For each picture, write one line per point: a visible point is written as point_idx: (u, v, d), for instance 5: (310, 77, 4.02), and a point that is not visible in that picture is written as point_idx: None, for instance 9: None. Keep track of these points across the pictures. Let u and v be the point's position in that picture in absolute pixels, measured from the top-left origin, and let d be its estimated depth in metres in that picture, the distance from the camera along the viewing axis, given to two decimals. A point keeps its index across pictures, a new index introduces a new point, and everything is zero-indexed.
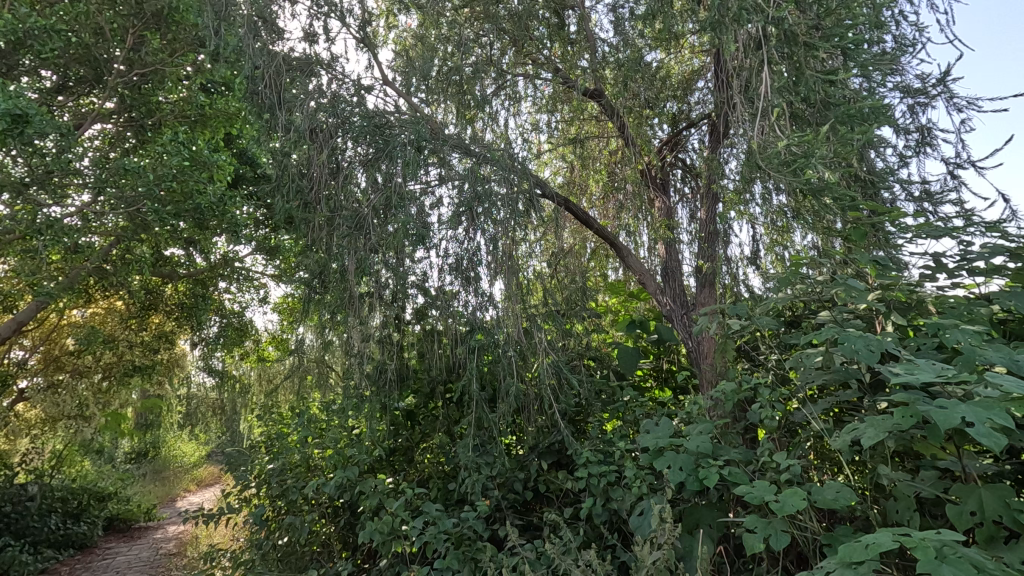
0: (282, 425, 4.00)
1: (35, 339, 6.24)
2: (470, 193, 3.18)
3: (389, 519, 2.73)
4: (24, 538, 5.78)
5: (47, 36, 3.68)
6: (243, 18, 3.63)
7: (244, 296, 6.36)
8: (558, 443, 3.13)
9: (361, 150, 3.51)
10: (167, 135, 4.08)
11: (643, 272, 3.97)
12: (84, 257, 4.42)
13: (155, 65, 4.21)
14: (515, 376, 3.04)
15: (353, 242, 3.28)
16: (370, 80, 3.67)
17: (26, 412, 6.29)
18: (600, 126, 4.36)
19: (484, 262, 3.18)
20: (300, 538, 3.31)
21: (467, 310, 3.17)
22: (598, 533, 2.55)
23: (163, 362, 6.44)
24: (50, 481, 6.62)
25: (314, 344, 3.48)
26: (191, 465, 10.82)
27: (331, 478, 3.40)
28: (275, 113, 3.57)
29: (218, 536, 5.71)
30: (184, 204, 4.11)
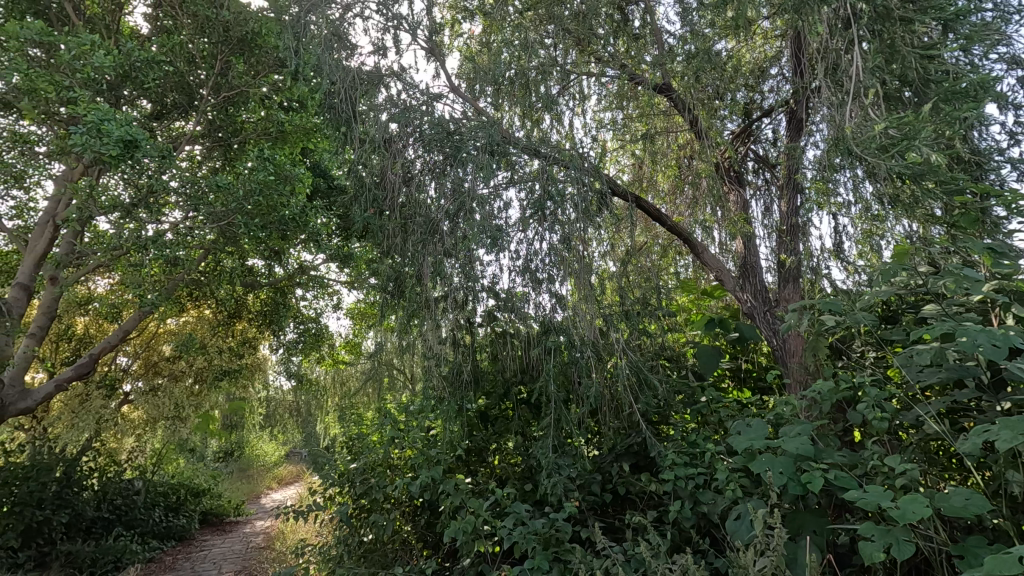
0: (361, 426, 4.14)
1: (137, 346, 6.81)
2: (542, 193, 3.23)
3: (474, 519, 2.77)
4: (134, 528, 6.29)
5: (147, 66, 4.07)
6: (319, 36, 3.82)
7: (318, 302, 6.62)
8: (638, 445, 3.07)
9: (431, 157, 3.59)
10: (253, 152, 4.36)
11: (720, 269, 3.79)
12: (180, 269, 4.77)
13: (240, 87, 4.49)
14: (593, 376, 3.02)
15: (428, 247, 3.39)
16: (439, 90, 3.76)
17: (130, 413, 6.76)
18: (669, 121, 4.26)
19: (555, 263, 3.17)
20: (384, 536, 3.41)
21: (540, 312, 3.18)
22: (687, 536, 2.49)
23: (248, 365, 6.88)
24: (153, 477, 7.16)
25: (391, 347, 3.60)
26: (272, 465, 11.47)
27: (410, 478, 3.49)
28: (353, 126, 3.75)
29: (303, 530, 6.03)
30: (271, 216, 4.39)
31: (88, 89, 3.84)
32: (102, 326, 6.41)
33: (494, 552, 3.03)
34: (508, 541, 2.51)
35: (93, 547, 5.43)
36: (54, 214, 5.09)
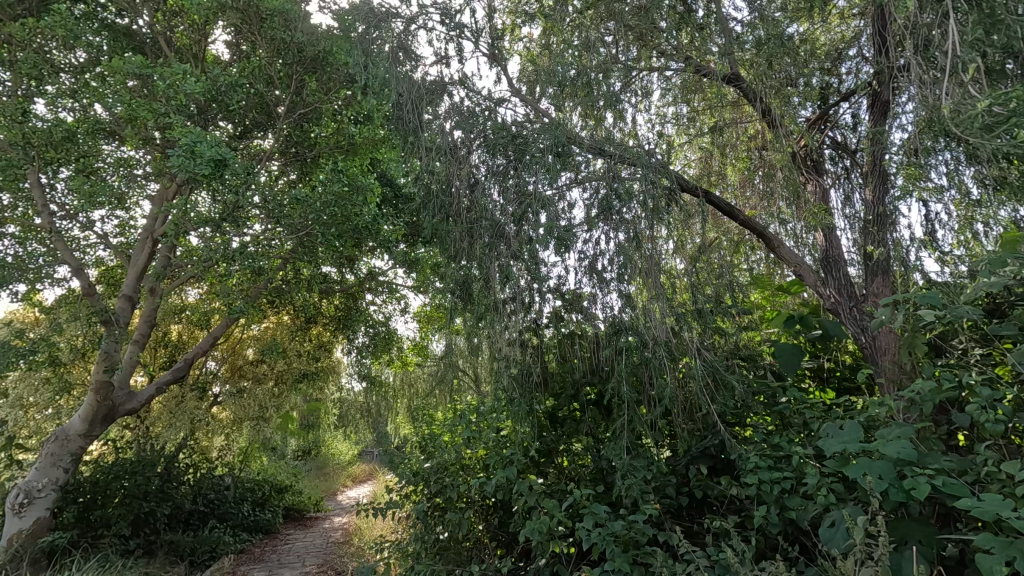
0: (433, 426, 4.24)
1: (223, 352, 7.26)
2: (608, 192, 3.22)
3: (550, 520, 2.78)
4: (226, 521, 6.75)
5: (231, 90, 4.36)
6: (386, 51, 3.98)
7: (387, 306, 6.77)
8: (715, 447, 2.98)
9: (496, 162, 3.65)
10: (328, 165, 4.58)
11: (798, 264, 3.66)
12: (263, 278, 5.06)
13: (314, 104, 4.75)
14: (667, 377, 2.96)
15: (496, 250, 3.43)
16: (502, 95, 3.84)
17: (220, 415, 7.27)
18: (737, 112, 4.13)
19: (623, 264, 3.14)
20: (460, 534, 3.48)
21: (611, 313, 3.15)
22: (774, 542, 2.40)
23: (322, 368, 7.22)
24: (241, 474, 7.65)
25: (461, 349, 3.68)
26: (347, 463, 11.98)
27: (482, 478, 3.54)
28: (419, 135, 3.85)
29: (379, 527, 6.25)
30: (346, 226, 4.61)
31: (180, 114, 4.16)
32: (194, 332, 6.90)
33: (569, 553, 3.03)
34: (587, 542, 2.50)
35: (191, 537, 5.91)
36: (152, 231, 5.52)
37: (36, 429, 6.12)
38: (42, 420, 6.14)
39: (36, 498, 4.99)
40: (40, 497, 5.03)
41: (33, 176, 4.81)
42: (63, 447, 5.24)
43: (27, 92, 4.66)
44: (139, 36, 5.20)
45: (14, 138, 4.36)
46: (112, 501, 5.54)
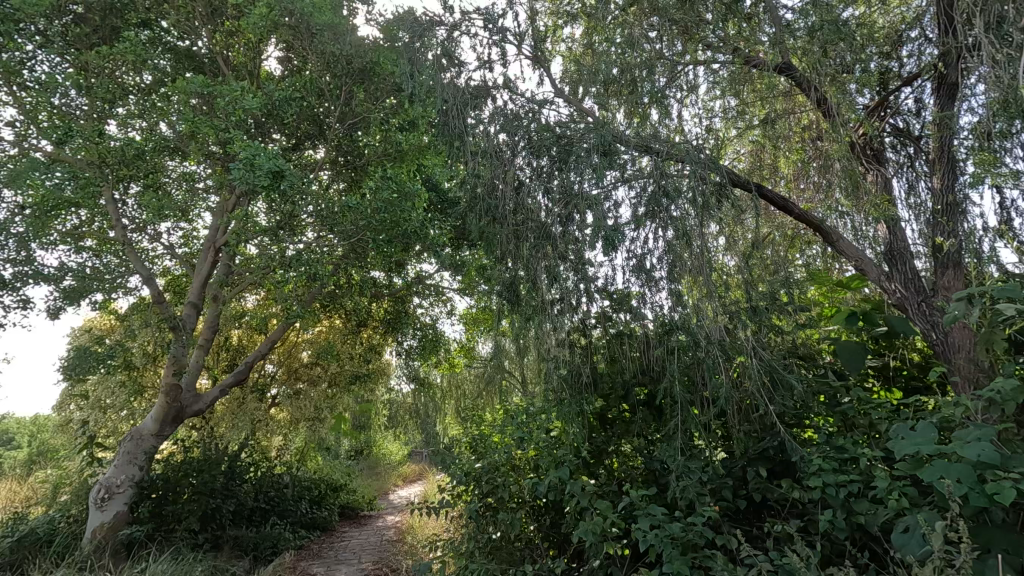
0: (482, 427, 4.28)
1: (280, 355, 7.60)
2: (656, 189, 3.18)
3: (605, 520, 2.76)
4: (286, 518, 7.03)
5: (285, 103, 4.55)
6: (431, 58, 4.07)
7: (434, 309, 6.91)
8: (774, 448, 2.89)
9: (541, 164, 3.67)
10: (378, 173, 4.71)
11: (860, 258, 3.46)
12: (317, 284, 5.24)
13: (363, 113, 4.91)
14: (722, 376, 2.89)
15: (542, 251, 3.45)
16: (545, 96, 3.86)
17: (278, 415, 7.61)
18: (789, 102, 3.99)
19: (672, 262, 3.09)
20: (512, 534, 3.50)
21: (662, 312, 3.11)
22: (840, 548, 2.32)
23: (374, 370, 7.42)
24: (298, 472, 7.87)
25: (510, 350, 3.72)
26: (397, 463, 12.24)
27: (534, 478, 3.56)
28: (465, 139, 3.90)
29: (431, 526, 6.36)
30: (396, 231, 4.72)
31: (239, 129, 4.38)
32: (253, 336, 7.24)
33: (623, 555, 3.01)
34: (644, 543, 2.47)
35: (255, 534, 6.18)
36: (214, 241, 5.81)
37: (114, 429, 6.54)
38: (119, 421, 6.56)
39: (116, 493, 5.35)
40: (119, 493, 5.39)
41: (108, 193, 5.15)
42: (138, 446, 5.60)
43: (101, 114, 5.00)
44: (199, 56, 5.51)
45: (91, 157, 4.68)
46: (182, 498, 5.86)
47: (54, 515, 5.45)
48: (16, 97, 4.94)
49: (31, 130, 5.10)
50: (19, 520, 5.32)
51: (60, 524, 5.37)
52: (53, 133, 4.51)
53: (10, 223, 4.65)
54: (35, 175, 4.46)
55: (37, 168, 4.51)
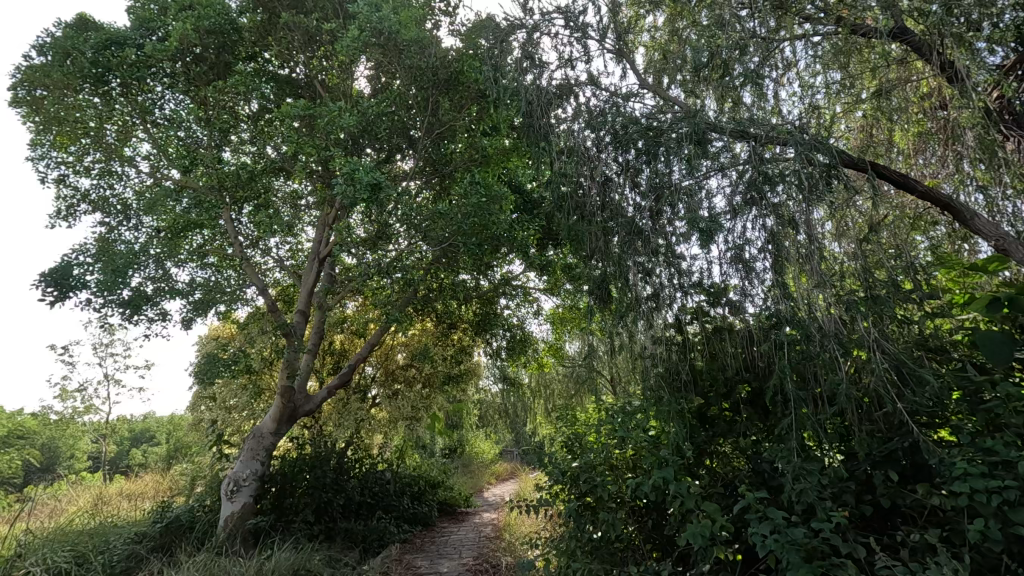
0: (576, 427, 4.25)
1: (377, 359, 7.95)
2: (755, 175, 3.04)
3: (716, 523, 2.65)
4: (391, 512, 7.30)
5: (379, 119, 4.80)
6: (514, 62, 4.13)
7: (521, 309, 6.93)
8: (902, 450, 2.64)
9: (628, 158, 3.60)
10: (467, 179, 4.83)
11: (1001, 236, 3.01)
12: (411, 289, 5.46)
13: (449, 122, 5.08)
14: (840, 372, 2.68)
15: (634, 247, 3.39)
16: (630, 89, 3.78)
17: (378, 415, 8.04)
18: (905, 70, 3.64)
19: (772, 252, 2.94)
20: (613, 534, 3.44)
21: (765, 304, 2.96)
22: (995, 561, 2.08)
23: (466, 371, 7.63)
24: (398, 469, 8.15)
25: (604, 348, 3.73)
26: (489, 461, 12.49)
27: (633, 477, 3.49)
28: (550, 140, 3.92)
29: (527, 524, 6.43)
30: (486, 235, 4.81)
31: (339, 146, 4.70)
32: (354, 340, 7.67)
33: (734, 560, 2.87)
34: (763, 549, 2.35)
35: (363, 526, 6.55)
36: (317, 253, 6.24)
37: (238, 428, 7.20)
38: (242, 421, 7.21)
39: (243, 486, 5.86)
40: (245, 486, 5.89)
41: (226, 214, 5.68)
42: (258, 443, 6.12)
43: (218, 143, 5.54)
44: (298, 81, 5.95)
45: (212, 182, 5.18)
46: (298, 491, 6.35)
47: (193, 504, 6.09)
48: (149, 133, 5.58)
49: (162, 162, 5.74)
50: (166, 507, 5.99)
51: (199, 512, 5.99)
52: (181, 163, 5.09)
53: (149, 245, 5.27)
54: (167, 202, 5.02)
55: (169, 197, 5.00)
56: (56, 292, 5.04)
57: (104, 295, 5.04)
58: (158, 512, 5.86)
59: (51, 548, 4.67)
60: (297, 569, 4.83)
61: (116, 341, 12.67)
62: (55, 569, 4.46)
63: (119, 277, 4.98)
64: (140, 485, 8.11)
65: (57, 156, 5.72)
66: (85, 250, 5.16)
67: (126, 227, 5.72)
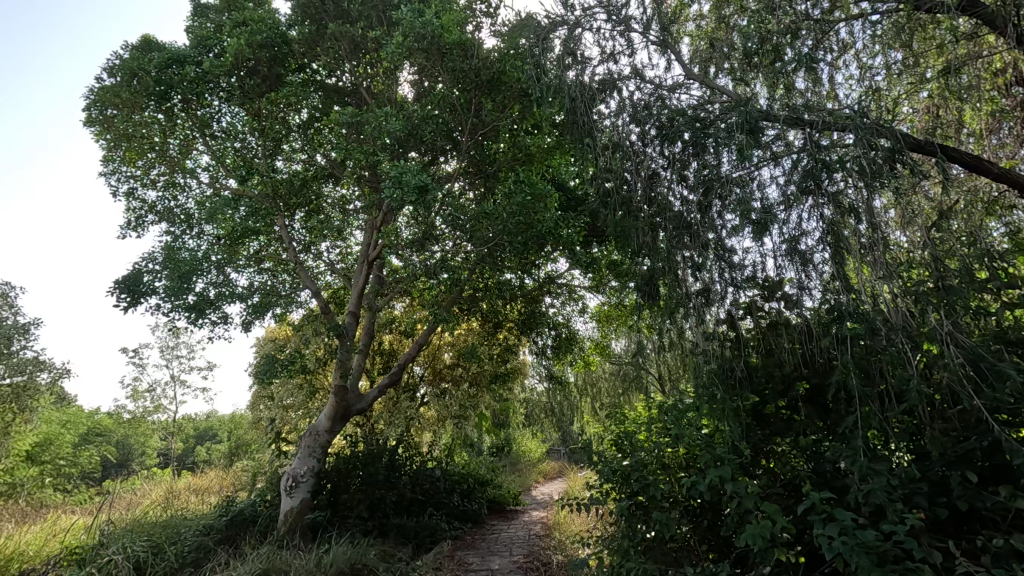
0: (626, 424, 4.20)
1: (425, 358, 8.14)
2: (812, 164, 2.92)
3: (776, 524, 2.56)
4: (440, 509, 7.32)
5: (423, 123, 4.88)
6: (556, 59, 4.13)
7: (566, 308, 6.91)
8: (980, 451, 2.44)
9: (674, 150, 3.52)
10: (512, 178, 4.85)
11: None
12: (458, 290, 5.52)
13: (492, 122, 5.12)
14: (910, 367, 2.54)
15: (683, 241, 3.33)
16: (675, 80, 3.71)
17: (427, 413, 8.20)
18: (975, 45, 3.41)
19: (828, 242, 2.85)
20: (668, 535, 3.37)
21: (821, 298, 2.90)
22: None
23: (513, 369, 7.67)
24: (448, 467, 8.18)
25: (655, 344, 3.70)
26: (536, 460, 12.51)
27: (686, 476, 3.41)
28: (594, 136, 3.89)
29: (577, 523, 6.37)
30: (530, 232, 4.81)
31: (386, 151, 4.82)
32: (402, 340, 7.83)
33: (797, 563, 2.76)
34: (830, 552, 2.25)
35: (415, 522, 6.64)
36: (366, 256, 6.40)
37: (295, 426, 7.48)
38: (298, 419, 7.48)
39: (300, 482, 6.02)
40: (302, 482, 6.05)
41: (281, 221, 5.91)
42: (315, 440, 6.32)
43: (272, 152, 5.77)
44: (346, 89, 6.12)
45: (267, 190, 5.41)
46: (353, 488, 6.55)
47: (255, 499, 6.36)
48: (209, 145, 5.87)
49: (220, 172, 6.03)
50: (230, 502, 6.29)
51: (261, 507, 6.26)
52: (238, 173, 5.33)
53: (210, 252, 5.54)
54: (227, 210, 5.27)
55: (228, 205, 5.25)
56: (129, 298, 5.37)
57: (171, 300, 5.33)
58: (223, 506, 6.15)
59: (130, 538, 4.99)
60: (354, 562, 4.98)
61: (180, 344, 13.38)
62: (134, 558, 4.76)
63: (185, 283, 5.29)
64: (206, 480, 8.54)
65: (126, 170, 6.09)
66: (153, 258, 5.48)
67: (189, 236, 6.04)
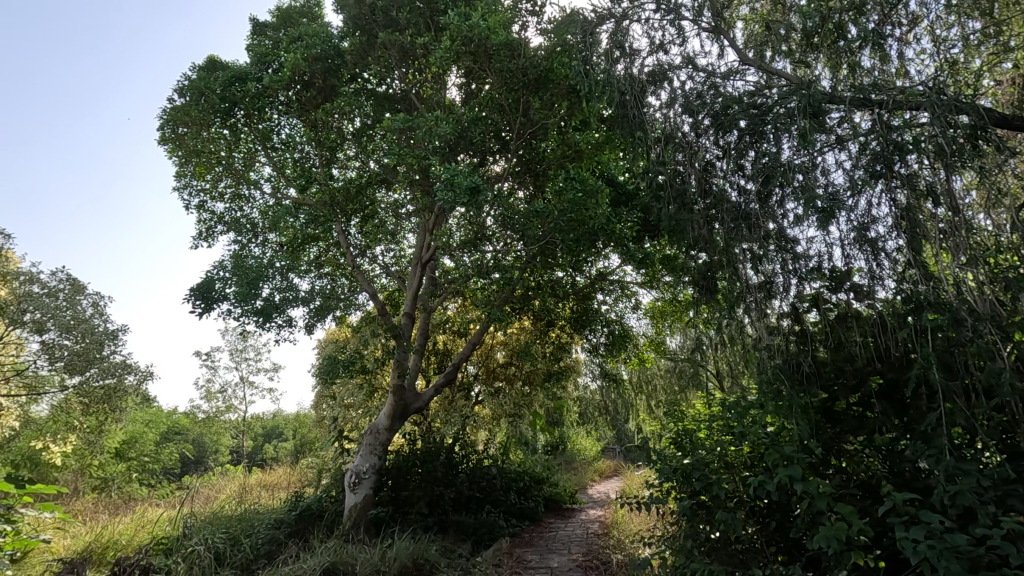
0: (686, 422, 4.10)
1: (479, 357, 8.25)
2: (883, 145, 2.76)
3: (852, 525, 2.43)
4: (498, 506, 7.36)
5: (473, 124, 4.96)
6: (604, 53, 4.08)
7: (619, 305, 6.83)
8: None
9: (731, 140, 3.43)
10: (562, 175, 4.84)
11: None
12: (510, 288, 5.54)
13: (540, 121, 5.13)
14: (1000, 360, 2.35)
15: (742, 234, 3.22)
16: (729, 67, 3.60)
17: (482, 412, 8.29)
18: None
19: (899, 228, 2.72)
20: (733, 535, 3.26)
21: (896, 288, 2.74)
22: None
23: (566, 368, 7.63)
24: (504, 465, 8.24)
25: (715, 340, 3.60)
26: (592, 458, 12.40)
27: (751, 475, 3.27)
28: (645, 128, 3.80)
29: (636, 523, 6.26)
30: (582, 229, 4.77)
31: (438, 154, 4.92)
32: (456, 340, 7.95)
33: (876, 567, 2.61)
34: (914, 557, 2.11)
35: (473, 519, 6.72)
36: (420, 258, 6.54)
37: (356, 424, 7.74)
38: (359, 418, 7.74)
39: (363, 479, 6.27)
40: (365, 479, 6.28)
41: (339, 227, 6.10)
42: (375, 439, 6.54)
43: (328, 161, 5.98)
44: (395, 96, 6.26)
45: (324, 198, 5.64)
46: (412, 485, 6.70)
47: (321, 495, 6.62)
48: (271, 157, 6.16)
49: (281, 182, 6.32)
50: (298, 497, 6.56)
51: (327, 502, 6.51)
52: (298, 183, 5.60)
53: (274, 259, 5.81)
54: (288, 219, 5.51)
55: (290, 214, 5.50)
56: (203, 304, 5.72)
57: (241, 306, 5.63)
58: (292, 501, 6.44)
59: (209, 530, 5.29)
60: (417, 557, 5.11)
61: (249, 347, 14.08)
62: (214, 549, 5.04)
63: (253, 289, 5.57)
64: (275, 477, 8.96)
65: (197, 184, 6.48)
66: (223, 266, 5.80)
67: (255, 244, 6.36)
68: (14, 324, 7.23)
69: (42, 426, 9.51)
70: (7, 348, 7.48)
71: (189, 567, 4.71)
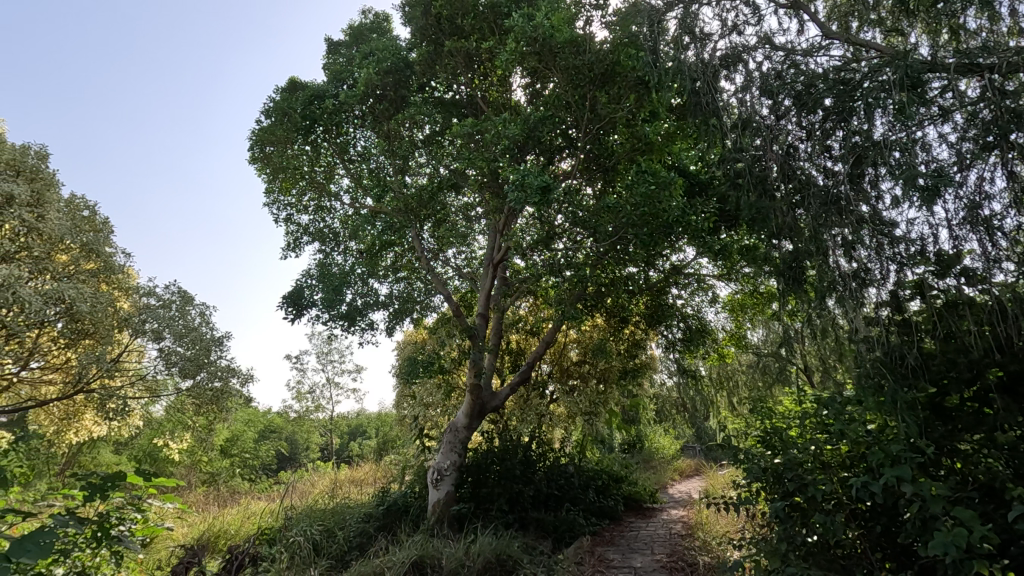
0: (774, 419, 3.90)
1: (553, 356, 8.28)
2: (997, 113, 2.52)
3: (975, 531, 2.22)
4: (577, 504, 7.31)
5: (540, 124, 4.99)
6: (672, 41, 3.95)
7: (695, 299, 6.62)
8: None
9: (816, 120, 3.25)
10: (633, 168, 4.74)
11: None
12: (583, 285, 5.51)
13: (607, 115, 5.05)
14: None
15: (832, 219, 3.01)
16: (812, 43, 3.40)
17: (557, 410, 8.30)
18: None
19: (1018, 204, 2.50)
20: (833, 540, 3.06)
21: (1018, 273, 2.51)
22: None
23: (642, 365, 7.46)
24: (581, 463, 8.20)
25: (804, 333, 3.39)
26: (670, 457, 12.07)
27: (851, 476, 3.06)
28: (720, 115, 3.64)
29: (722, 524, 6.02)
30: (655, 222, 4.66)
31: (507, 155, 5.00)
32: (529, 339, 8.02)
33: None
34: None
35: (553, 517, 6.73)
36: (491, 259, 6.66)
37: (435, 422, 7.99)
38: (438, 417, 7.99)
39: (445, 475, 6.45)
40: (447, 475, 6.46)
41: (415, 234, 6.26)
42: (455, 436, 6.72)
43: (401, 169, 6.20)
44: (462, 101, 6.39)
45: (399, 205, 5.86)
46: (491, 482, 6.82)
47: (406, 491, 6.88)
48: (349, 169, 6.49)
49: (358, 193, 6.63)
50: (385, 493, 6.87)
51: (412, 497, 6.75)
52: (375, 192, 5.88)
53: (355, 265, 6.11)
54: (367, 227, 5.78)
55: (367, 223, 5.76)
56: (294, 310, 6.10)
57: (328, 311, 5.97)
58: (380, 496, 6.74)
59: (307, 522, 5.68)
60: (499, 553, 5.16)
61: (333, 349, 14.85)
62: (312, 540, 5.40)
63: (338, 294, 5.89)
64: (363, 473, 9.41)
65: (284, 199, 6.93)
66: (310, 274, 6.17)
67: (337, 252, 6.72)
68: (136, 333, 7.96)
69: (161, 426, 10.52)
70: (130, 355, 8.24)
71: (291, 556, 5.05)
